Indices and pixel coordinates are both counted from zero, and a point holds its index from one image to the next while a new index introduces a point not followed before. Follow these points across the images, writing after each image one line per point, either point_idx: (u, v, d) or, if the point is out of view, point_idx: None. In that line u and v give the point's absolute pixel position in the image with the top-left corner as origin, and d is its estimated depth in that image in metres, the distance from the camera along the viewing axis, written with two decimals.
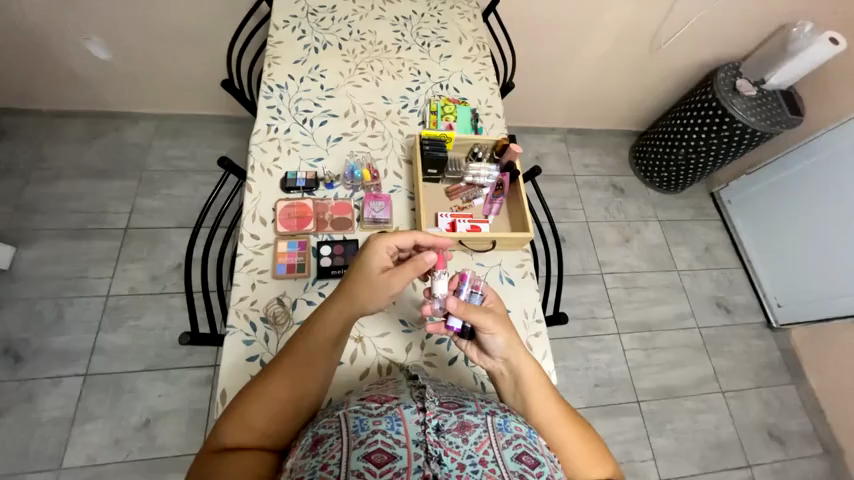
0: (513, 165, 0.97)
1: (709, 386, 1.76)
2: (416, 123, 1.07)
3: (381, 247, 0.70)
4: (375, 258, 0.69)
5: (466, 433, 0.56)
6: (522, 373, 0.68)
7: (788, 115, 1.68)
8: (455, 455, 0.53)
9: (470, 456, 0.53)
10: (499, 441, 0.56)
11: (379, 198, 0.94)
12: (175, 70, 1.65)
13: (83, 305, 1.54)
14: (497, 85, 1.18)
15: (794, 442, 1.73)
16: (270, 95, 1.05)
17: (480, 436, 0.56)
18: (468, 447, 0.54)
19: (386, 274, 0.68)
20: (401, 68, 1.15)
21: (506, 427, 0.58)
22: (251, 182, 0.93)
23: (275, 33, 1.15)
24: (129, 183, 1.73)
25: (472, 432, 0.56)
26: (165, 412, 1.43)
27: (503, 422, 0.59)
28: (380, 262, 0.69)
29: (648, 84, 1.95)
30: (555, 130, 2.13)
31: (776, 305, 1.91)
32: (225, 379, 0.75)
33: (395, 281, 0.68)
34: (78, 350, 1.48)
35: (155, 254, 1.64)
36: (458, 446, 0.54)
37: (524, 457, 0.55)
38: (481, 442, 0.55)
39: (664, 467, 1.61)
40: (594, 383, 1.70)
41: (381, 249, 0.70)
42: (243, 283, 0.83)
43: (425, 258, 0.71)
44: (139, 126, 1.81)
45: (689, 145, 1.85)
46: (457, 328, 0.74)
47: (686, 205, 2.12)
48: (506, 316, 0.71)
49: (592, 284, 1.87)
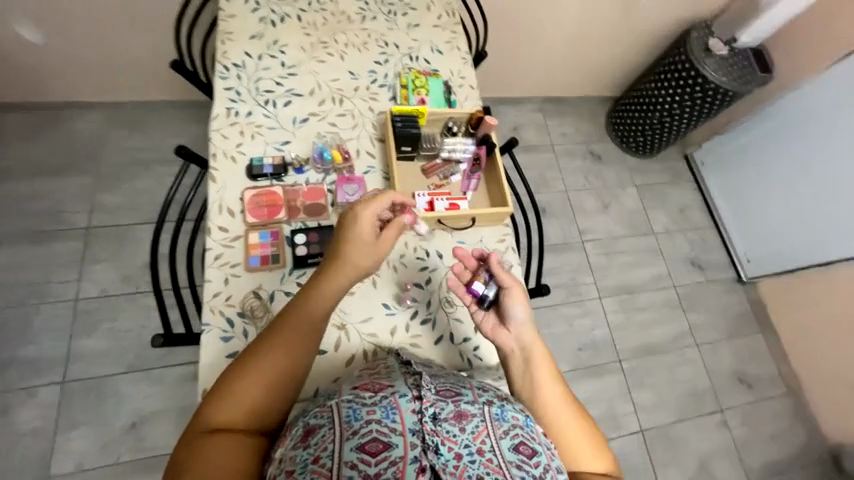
0: (489, 138, 0.95)
1: (685, 341, 1.86)
2: (387, 99, 1.02)
3: (367, 214, 0.71)
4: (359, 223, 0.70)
5: (463, 423, 0.55)
6: (533, 351, 0.70)
7: (759, 73, 1.69)
8: (452, 444, 0.54)
9: (467, 446, 0.53)
10: (497, 431, 0.56)
11: (352, 181, 0.91)
12: (121, 53, 1.52)
13: (51, 311, 1.46)
14: (469, 55, 1.13)
15: (762, 385, 1.85)
16: (226, 75, 0.97)
17: (478, 425, 0.56)
18: (466, 436, 0.54)
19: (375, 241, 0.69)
20: (367, 41, 1.09)
21: (503, 418, 0.58)
22: (214, 172, 0.88)
23: (227, 6, 1.05)
24: (85, 179, 1.62)
25: (470, 422, 0.56)
26: (153, 412, 1.41)
27: (500, 412, 0.58)
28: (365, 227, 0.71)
29: (623, 47, 1.92)
30: (532, 99, 2.09)
31: (746, 261, 1.99)
32: (205, 378, 0.73)
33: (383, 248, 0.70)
34: (52, 358, 1.42)
35: (123, 252, 1.56)
36: (455, 435, 0.54)
37: (521, 447, 0.55)
38: (479, 432, 0.55)
39: (645, 420, 1.71)
40: (579, 347, 1.76)
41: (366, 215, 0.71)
42: (215, 279, 0.80)
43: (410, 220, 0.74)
44: (89, 116, 1.67)
45: (663, 108, 1.85)
46: (478, 293, 0.77)
47: (662, 168, 2.14)
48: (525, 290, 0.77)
49: (573, 252, 1.90)
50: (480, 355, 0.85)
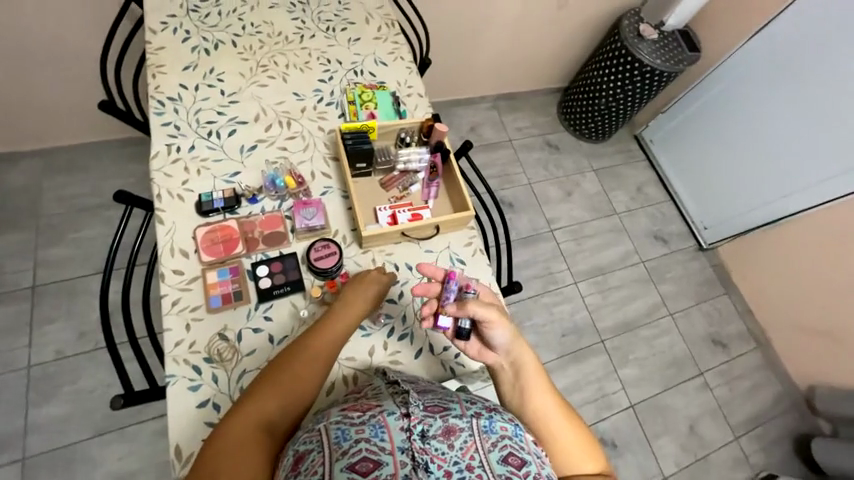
0: (442, 144, 0.95)
1: (660, 312, 1.94)
2: (336, 116, 1.01)
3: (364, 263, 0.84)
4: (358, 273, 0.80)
5: (452, 439, 0.54)
6: (523, 365, 0.69)
7: (688, 52, 1.80)
8: (442, 462, 0.53)
9: (456, 463, 0.53)
10: (485, 444, 0.55)
11: (309, 204, 0.88)
12: (47, 96, 1.42)
13: (1, 383, 1.34)
14: (414, 63, 1.14)
15: (734, 343, 1.96)
16: (162, 110, 0.93)
17: (466, 440, 0.55)
18: (455, 453, 0.53)
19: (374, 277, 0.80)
20: (309, 59, 1.07)
21: (491, 429, 0.57)
22: (161, 213, 0.83)
23: (154, 38, 1.01)
24: (24, 235, 1.50)
25: (458, 437, 0.55)
26: (131, 473, 1.31)
27: (488, 424, 0.57)
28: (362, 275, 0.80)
29: (563, 40, 1.99)
30: (485, 98, 2.13)
31: (703, 228, 2.11)
32: (176, 433, 0.68)
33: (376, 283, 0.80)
34: (8, 435, 1.29)
35: (77, 308, 1.45)
36: (444, 452, 0.53)
37: (510, 459, 0.55)
38: (467, 448, 0.54)
39: (633, 394, 1.76)
40: (562, 333, 1.80)
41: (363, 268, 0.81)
42: (175, 326, 0.75)
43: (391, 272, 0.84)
44: (20, 167, 1.55)
45: (608, 94, 1.94)
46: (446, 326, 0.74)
47: (616, 151, 2.24)
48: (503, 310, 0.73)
49: (544, 242, 1.95)
50: (462, 361, 0.84)
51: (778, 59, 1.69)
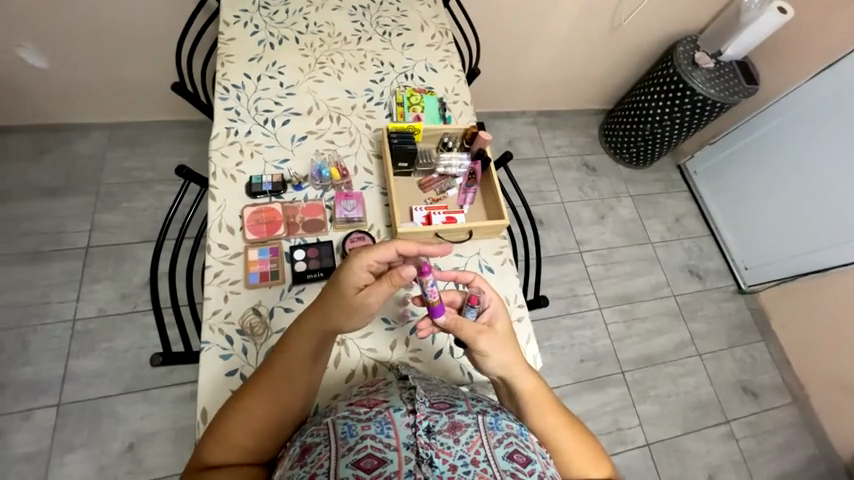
0: (484, 152, 0.97)
1: (687, 350, 1.85)
2: (383, 116, 1.04)
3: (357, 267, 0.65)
4: (351, 276, 0.65)
5: (457, 434, 0.55)
6: (519, 390, 0.67)
7: (745, 85, 1.74)
8: (447, 456, 0.53)
9: (462, 457, 0.53)
10: (491, 440, 0.56)
11: (350, 197, 0.92)
12: (124, 75, 1.55)
13: (49, 332, 1.45)
14: (462, 72, 1.17)
15: (766, 394, 1.83)
16: (226, 96, 1.00)
17: (471, 435, 0.56)
18: (460, 447, 0.54)
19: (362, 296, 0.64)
20: (364, 60, 1.12)
21: (497, 426, 0.58)
22: (214, 190, 0.89)
23: (226, 30, 1.09)
24: (86, 199, 1.63)
25: (464, 432, 0.56)
26: (150, 434, 1.38)
27: (494, 421, 0.58)
28: (354, 281, 0.64)
29: (612, 62, 1.98)
30: (526, 114, 2.14)
31: (744, 268, 2.00)
32: (205, 396, 0.72)
33: (372, 300, 0.65)
34: (48, 381, 1.40)
35: (122, 271, 1.56)
36: (449, 447, 0.54)
37: (515, 456, 0.55)
38: (473, 442, 0.55)
39: (650, 432, 1.68)
40: (580, 358, 1.75)
41: (360, 268, 0.65)
42: (215, 296, 0.80)
43: (402, 272, 0.65)
44: (91, 137, 1.70)
45: (654, 120, 1.89)
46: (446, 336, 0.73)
47: (656, 178, 2.17)
48: (507, 338, 0.69)
49: (571, 263, 1.91)
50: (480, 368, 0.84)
51: (832, 102, 1.60)
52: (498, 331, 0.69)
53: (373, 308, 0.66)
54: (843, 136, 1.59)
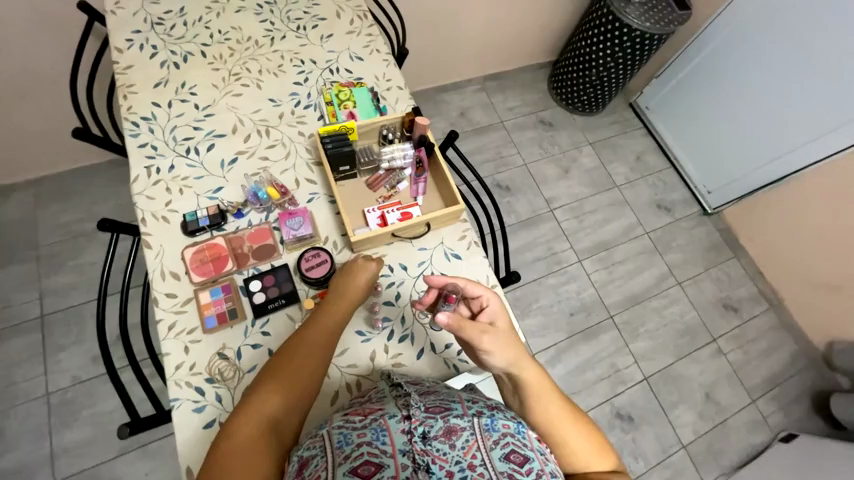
0: (426, 137, 0.92)
1: (668, 282, 1.91)
2: (315, 119, 0.98)
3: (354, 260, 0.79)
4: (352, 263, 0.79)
5: (453, 438, 0.54)
6: (525, 383, 0.66)
7: (678, 12, 1.72)
8: (443, 462, 0.53)
9: (458, 463, 0.52)
10: (487, 442, 0.55)
11: (296, 214, 0.86)
12: (28, 125, 1.41)
13: (23, 413, 1.37)
14: (390, 55, 1.10)
15: (746, 306, 1.93)
16: (137, 131, 0.91)
17: (468, 439, 0.54)
18: (456, 452, 0.53)
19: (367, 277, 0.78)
20: (282, 62, 1.04)
21: (493, 427, 0.56)
22: (148, 237, 0.82)
23: (121, 57, 0.98)
24: (26, 266, 1.51)
25: (460, 437, 0.54)
26: None
27: (490, 422, 0.57)
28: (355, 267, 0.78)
29: (547, 11, 1.92)
30: (472, 81, 2.08)
31: (706, 193, 2.06)
32: (185, 454, 0.69)
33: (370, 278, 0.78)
34: (36, 462, 1.33)
35: (87, 332, 1.47)
36: (446, 452, 0.53)
37: (512, 456, 0.54)
38: (469, 446, 0.54)
39: (646, 367, 1.76)
40: (570, 313, 1.79)
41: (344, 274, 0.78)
42: (174, 350, 0.75)
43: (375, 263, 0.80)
44: (13, 199, 1.55)
45: (598, 64, 1.88)
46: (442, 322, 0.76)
47: (611, 121, 2.18)
48: (512, 335, 0.68)
49: (545, 222, 1.92)
50: (465, 358, 0.83)
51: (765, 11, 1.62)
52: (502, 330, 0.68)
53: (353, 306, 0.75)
54: (784, 45, 1.61)
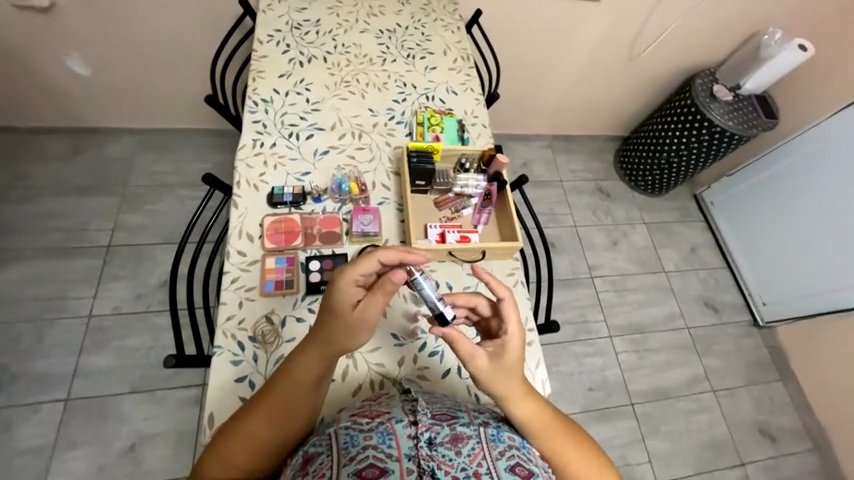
0: (500, 174, 0.99)
1: (701, 386, 1.78)
2: (403, 135, 1.08)
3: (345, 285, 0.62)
4: (341, 296, 0.61)
5: (459, 445, 0.54)
6: (530, 418, 0.62)
7: (764, 118, 1.73)
8: (448, 468, 0.52)
9: (463, 469, 0.52)
10: (493, 452, 0.55)
11: (367, 211, 0.94)
12: (158, 85, 1.64)
13: (64, 327, 1.49)
14: (482, 96, 1.20)
15: (785, 438, 1.75)
16: (254, 109, 1.04)
17: (473, 447, 0.55)
18: (462, 459, 0.53)
19: (360, 311, 0.61)
20: (387, 81, 1.16)
21: (499, 438, 0.57)
22: (237, 198, 0.92)
23: (259, 48, 1.15)
24: (113, 200, 1.69)
25: (465, 444, 0.55)
26: (153, 435, 1.38)
27: (496, 433, 0.58)
28: (347, 300, 0.61)
29: (630, 90, 1.99)
30: (541, 137, 2.16)
31: (761, 303, 1.94)
32: (213, 401, 0.73)
33: (370, 314, 0.62)
34: (59, 375, 1.42)
35: (139, 271, 1.60)
36: (451, 459, 0.53)
37: (517, 468, 0.55)
38: (475, 454, 0.54)
39: (660, 470, 1.61)
40: (589, 387, 1.70)
41: (348, 285, 0.61)
42: (230, 302, 0.82)
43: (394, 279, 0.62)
44: (122, 141, 1.78)
45: (671, 149, 1.90)
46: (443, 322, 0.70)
47: (671, 207, 2.15)
48: (515, 367, 0.63)
49: (582, 288, 1.89)
50: None
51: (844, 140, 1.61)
52: (509, 360, 0.63)
53: (375, 321, 0.62)
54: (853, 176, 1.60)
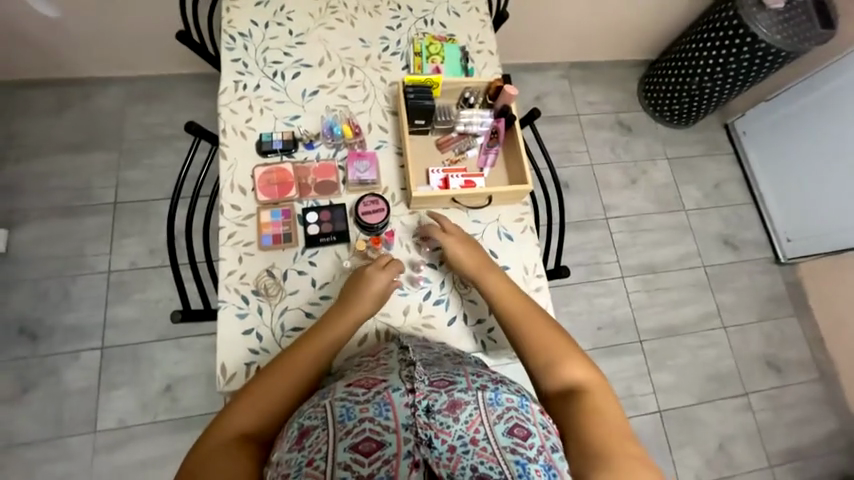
0: (508, 108, 0.89)
1: (712, 322, 1.79)
2: (400, 68, 0.96)
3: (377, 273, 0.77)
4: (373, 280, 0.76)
5: (457, 413, 0.54)
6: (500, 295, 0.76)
7: (820, 29, 1.50)
8: (446, 437, 0.53)
9: (460, 437, 0.53)
10: (491, 417, 0.55)
11: (363, 157, 0.88)
12: (133, 24, 1.49)
13: (87, 283, 1.54)
14: (489, 17, 1.04)
15: (791, 369, 1.78)
16: (232, 46, 0.94)
17: (471, 414, 0.54)
18: (459, 427, 0.53)
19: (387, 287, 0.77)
20: (379, 4, 1.01)
21: (497, 402, 0.56)
22: (224, 148, 0.86)
23: None
24: (109, 155, 1.65)
25: (463, 411, 0.54)
26: (184, 377, 1.49)
27: (494, 396, 0.56)
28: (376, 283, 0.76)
29: (663, 3, 1.73)
30: (558, 65, 1.95)
31: (784, 240, 1.86)
32: (223, 353, 0.75)
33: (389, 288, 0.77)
34: (91, 326, 1.51)
35: (149, 226, 1.61)
36: (449, 426, 0.53)
37: (515, 430, 0.55)
38: (473, 421, 0.54)
39: (663, 400, 1.68)
40: (597, 326, 1.72)
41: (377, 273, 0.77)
42: (230, 257, 0.80)
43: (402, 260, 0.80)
44: (109, 91, 1.69)
45: (704, 73, 1.68)
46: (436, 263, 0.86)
47: (698, 139, 1.98)
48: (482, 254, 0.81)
49: (595, 229, 1.82)
50: (494, 336, 0.83)
51: None
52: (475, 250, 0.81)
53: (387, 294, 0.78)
54: None
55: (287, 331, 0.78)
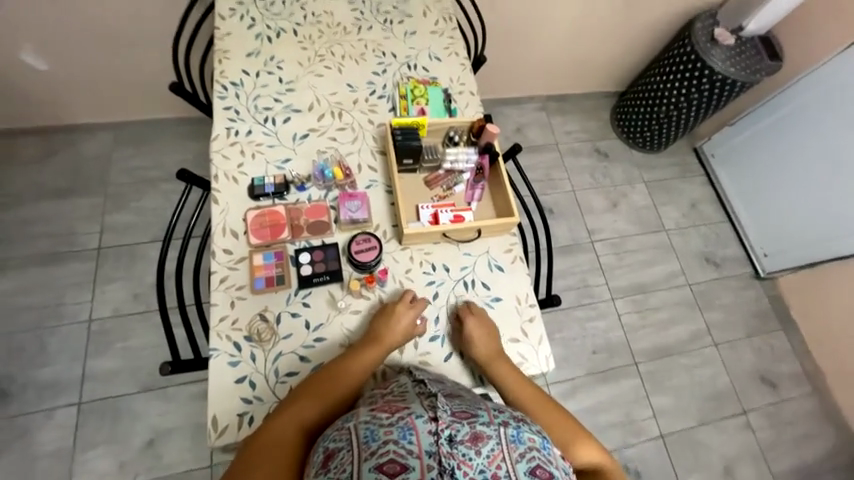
0: (491, 146, 0.93)
1: (703, 340, 1.81)
2: (387, 110, 1.01)
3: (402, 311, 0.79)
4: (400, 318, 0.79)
5: (479, 445, 0.53)
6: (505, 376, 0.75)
7: (767, 61, 1.64)
8: (468, 469, 0.51)
9: (482, 471, 0.51)
10: (513, 454, 0.53)
11: (354, 197, 0.90)
12: (124, 74, 1.54)
13: (65, 333, 1.48)
14: (468, 60, 1.12)
15: (785, 383, 1.79)
16: (224, 94, 0.97)
17: (493, 448, 0.53)
18: (481, 461, 0.52)
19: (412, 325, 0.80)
20: (364, 51, 1.07)
21: (519, 439, 0.55)
22: (217, 193, 0.87)
23: (222, 24, 1.05)
24: (95, 200, 1.64)
25: (485, 445, 0.53)
26: (169, 430, 1.41)
27: (516, 433, 0.56)
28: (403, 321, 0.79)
29: (625, 42, 1.88)
30: (534, 99, 2.06)
31: (763, 255, 1.93)
32: (214, 404, 0.72)
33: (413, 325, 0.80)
34: (68, 380, 1.43)
35: (133, 271, 1.57)
36: (471, 458, 0.52)
37: (538, 471, 0.53)
38: (494, 456, 0.52)
39: (664, 423, 1.66)
40: (592, 350, 1.72)
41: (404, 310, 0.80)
42: (221, 302, 0.79)
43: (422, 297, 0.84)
44: (96, 138, 1.70)
45: (670, 102, 1.81)
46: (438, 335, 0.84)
47: (671, 163, 2.09)
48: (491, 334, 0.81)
49: (582, 253, 1.86)
50: None
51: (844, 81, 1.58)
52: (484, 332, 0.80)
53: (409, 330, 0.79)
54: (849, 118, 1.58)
55: (281, 376, 0.76)
